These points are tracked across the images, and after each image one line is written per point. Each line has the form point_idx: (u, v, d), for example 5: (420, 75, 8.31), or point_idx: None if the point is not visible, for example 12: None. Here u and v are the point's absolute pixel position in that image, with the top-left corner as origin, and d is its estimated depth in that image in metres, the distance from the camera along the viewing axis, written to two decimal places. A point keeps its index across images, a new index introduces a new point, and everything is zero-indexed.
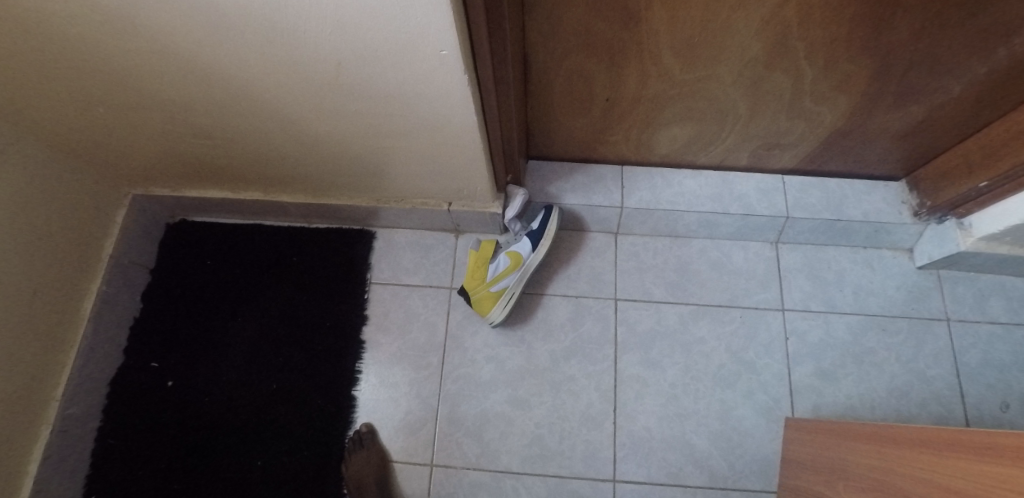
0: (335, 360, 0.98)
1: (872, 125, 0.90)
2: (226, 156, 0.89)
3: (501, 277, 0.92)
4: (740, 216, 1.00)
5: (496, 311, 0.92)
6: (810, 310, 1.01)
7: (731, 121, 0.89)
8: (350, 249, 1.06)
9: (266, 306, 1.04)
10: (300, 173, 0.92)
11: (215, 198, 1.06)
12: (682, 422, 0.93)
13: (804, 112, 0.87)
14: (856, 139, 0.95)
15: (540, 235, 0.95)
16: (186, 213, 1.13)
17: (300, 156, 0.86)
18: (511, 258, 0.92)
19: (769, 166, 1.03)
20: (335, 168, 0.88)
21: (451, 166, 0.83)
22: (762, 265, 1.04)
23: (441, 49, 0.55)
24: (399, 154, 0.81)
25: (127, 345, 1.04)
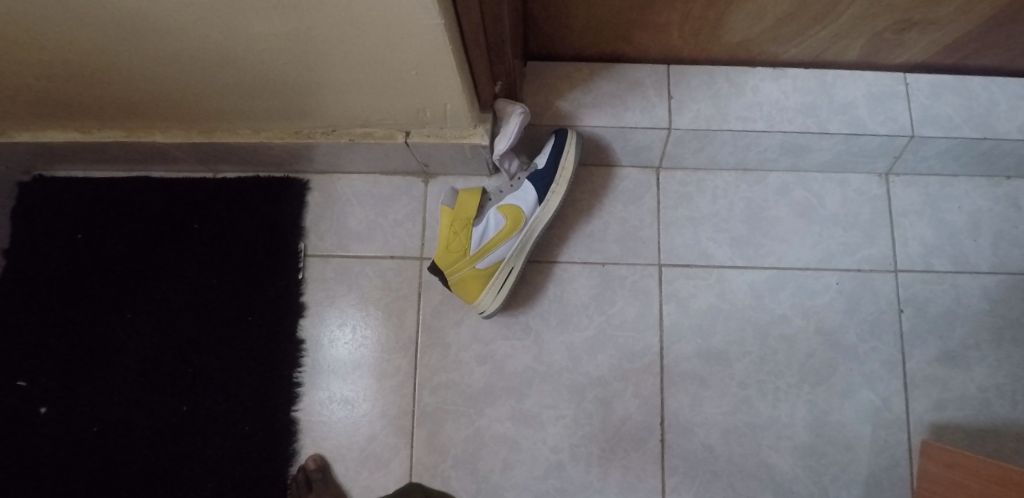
0: (265, 369, 0.69)
1: None
2: (26, 71, 0.53)
3: (494, 246, 0.61)
4: (845, 136, 0.67)
5: (488, 296, 0.64)
6: (932, 270, 0.71)
7: None
8: (272, 208, 0.73)
9: (164, 296, 0.73)
10: (166, 95, 0.56)
11: (60, 143, 0.68)
12: (756, 436, 0.66)
13: None
14: None
15: (550, 182, 0.64)
16: (39, 166, 0.77)
17: (148, 65, 0.50)
18: (507, 217, 0.62)
19: (889, 58, 0.69)
20: (216, 81, 0.53)
21: (401, 70, 0.48)
22: (866, 207, 0.72)
23: None
24: (312, 51, 0.45)
25: None
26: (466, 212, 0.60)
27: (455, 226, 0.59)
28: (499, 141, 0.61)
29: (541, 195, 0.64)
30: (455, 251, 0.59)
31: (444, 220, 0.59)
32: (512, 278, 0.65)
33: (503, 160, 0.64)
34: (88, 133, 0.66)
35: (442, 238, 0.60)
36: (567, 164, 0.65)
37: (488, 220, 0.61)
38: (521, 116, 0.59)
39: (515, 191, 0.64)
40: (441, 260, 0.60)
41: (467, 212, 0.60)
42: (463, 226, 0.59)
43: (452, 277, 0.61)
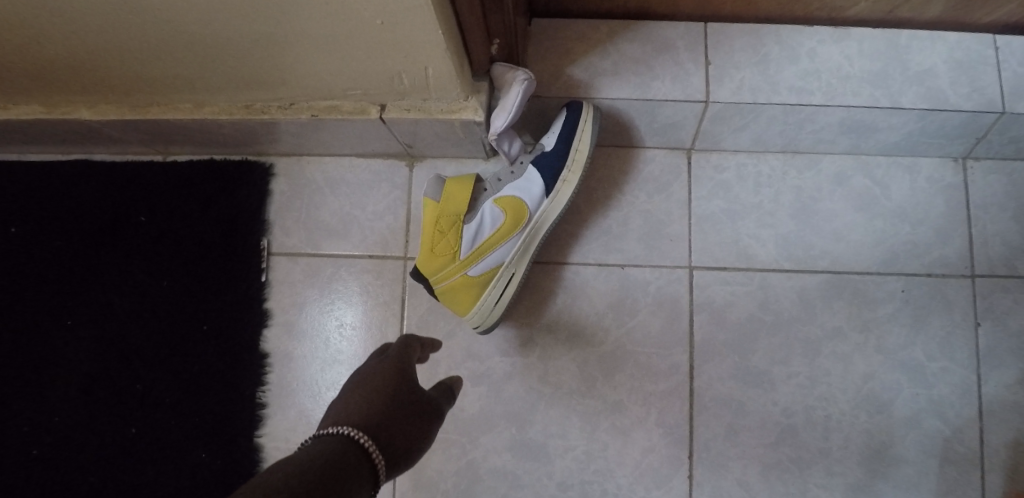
0: (223, 388, 0.59)
1: None
2: None
3: (490, 247, 0.51)
4: (922, 112, 0.55)
5: (484, 308, 0.53)
6: (1019, 275, 0.59)
7: None
8: (230, 198, 0.61)
9: (107, 301, 0.62)
10: (74, 60, 0.44)
11: None
12: (803, 473, 0.56)
13: None
14: None
15: (561, 167, 0.54)
16: None
17: (31, 16, 0.38)
18: (507, 211, 0.51)
19: (981, 13, 0.55)
20: (129, 42, 0.41)
21: (364, 21, 0.36)
22: (938, 199, 0.60)
23: None
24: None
25: None
26: (453, 206, 0.48)
27: (439, 222, 0.48)
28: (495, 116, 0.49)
29: (549, 183, 0.54)
30: (440, 253, 0.48)
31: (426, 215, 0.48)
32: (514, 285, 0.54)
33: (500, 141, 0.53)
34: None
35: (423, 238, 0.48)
36: (582, 144, 0.54)
37: (483, 214, 0.50)
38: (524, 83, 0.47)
39: (518, 178, 0.54)
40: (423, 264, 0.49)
41: (454, 205, 0.49)
42: (450, 223, 0.48)
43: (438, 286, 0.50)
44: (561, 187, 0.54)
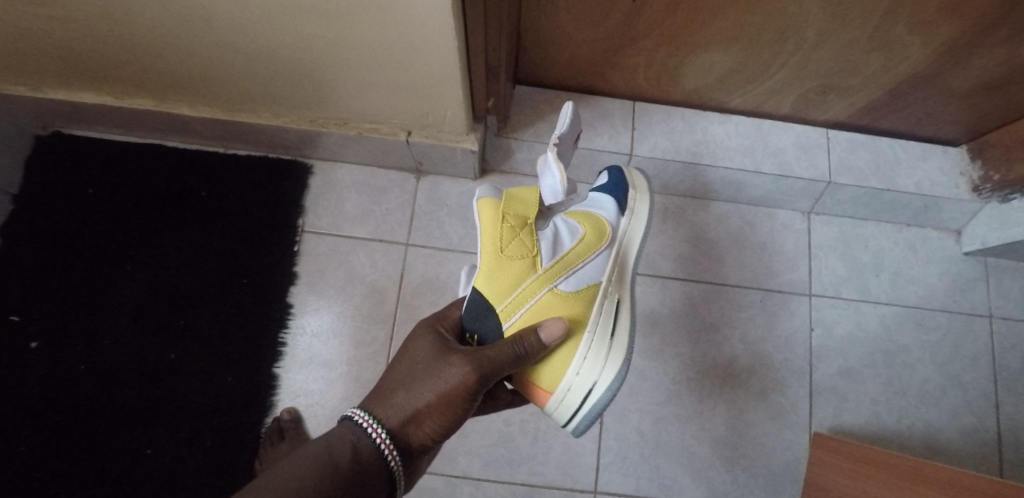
0: (253, 327, 0.76)
1: (958, 73, 0.70)
2: (76, 42, 0.60)
3: (572, 259, 0.56)
4: (775, 177, 0.80)
5: (580, 346, 0.53)
6: (841, 297, 0.84)
7: (789, 50, 0.67)
8: (277, 185, 0.81)
9: (164, 253, 0.80)
10: (198, 76, 0.65)
11: (92, 105, 0.75)
12: (681, 426, 0.77)
13: (888, 42, 0.64)
14: (933, 89, 0.75)
15: (623, 191, 0.65)
16: (60, 124, 0.83)
17: (188, 47, 0.58)
18: (586, 220, 0.59)
19: (816, 115, 0.82)
20: (258, 71, 0.62)
21: (410, 74, 0.58)
22: (790, 239, 0.85)
23: None
24: (348, 52, 0.55)
25: None
26: (520, 206, 0.54)
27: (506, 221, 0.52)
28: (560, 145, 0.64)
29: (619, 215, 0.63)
30: (507, 262, 0.51)
31: (493, 215, 0.53)
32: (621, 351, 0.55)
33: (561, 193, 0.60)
34: (117, 99, 0.74)
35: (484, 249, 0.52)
36: (638, 192, 0.66)
37: (559, 226, 0.58)
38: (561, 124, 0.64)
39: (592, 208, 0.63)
40: (484, 283, 0.51)
41: (519, 204, 0.54)
42: (514, 223, 0.53)
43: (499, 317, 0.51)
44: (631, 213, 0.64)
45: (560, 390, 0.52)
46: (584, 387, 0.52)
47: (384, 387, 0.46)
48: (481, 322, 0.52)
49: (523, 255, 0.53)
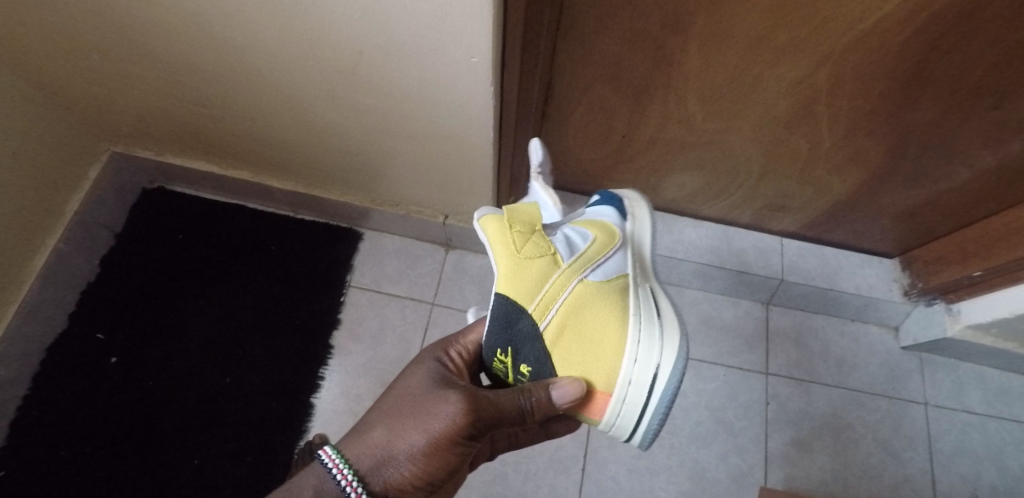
0: (298, 360, 0.95)
1: (876, 203, 0.94)
2: (221, 126, 0.90)
3: (592, 254, 0.58)
4: (736, 272, 1.00)
5: (629, 333, 0.52)
6: (793, 377, 1.00)
7: (742, 178, 0.91)
8: (333, 249, 1.06)
9: (235, 294, 1.02)
10: (291, 159, 0.94)
11: (202, 170, 1.04)
12: (652, 477, 0.90)
13: (816, 179, 0.89)
14: (858, 214, 0.97)
15: (619, 200, 0.70)
16: (165, 181, 1.10)
17: (295, 141, 0.88)
18: (594, 226, 0.62)
19: (774, 225, 1.03)
20: (335, 155, 0.89)
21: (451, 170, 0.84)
22: (749, 325, 1.04)
23: (472, 55, 0.58)
24: (404, 151, 0.82)
25: (74, 310, 0.98)
26: (524, 209, 0.58)
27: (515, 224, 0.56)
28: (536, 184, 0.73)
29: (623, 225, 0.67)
30: (523, 258, 0.54)
31: (499, 225, 0.57)
32: (676, 338, 0.52)
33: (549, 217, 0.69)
34: (225, 167, 1.03)
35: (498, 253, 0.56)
36: (636, 201, 0.71)
37: (568, 232, 0.61)
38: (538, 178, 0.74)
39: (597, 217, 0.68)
40: (507, 285, 0.54)
41: (522, 208, 0.58)
42: (520, 227, 0.56)
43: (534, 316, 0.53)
44: (632, 220, 0.68)
45: (620, 388, 0.51)
46: (647, 381, 0.50)
47: (370, 425, 0.51)
48: (515, 327, 0.54)
49: (539, 254, 0.55)
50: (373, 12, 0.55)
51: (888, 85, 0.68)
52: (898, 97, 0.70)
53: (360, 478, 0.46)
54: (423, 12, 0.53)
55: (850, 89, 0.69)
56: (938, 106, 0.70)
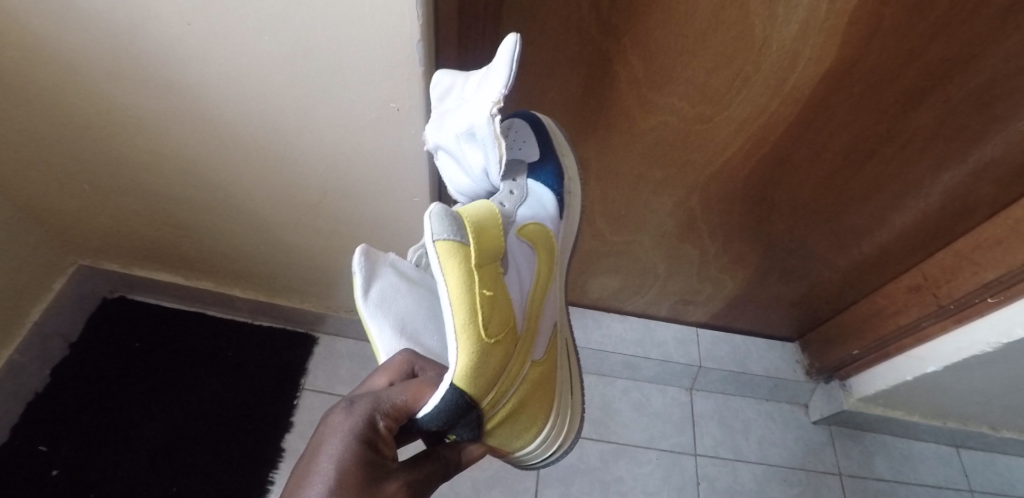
0: (245, 467, 1.09)
1: (766, 294, 1.16)
2: (189, 244, 1.08)
3: (530, 323, 0.65)
4: (660, 360, 1.15)
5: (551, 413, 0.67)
6: (720, 456, 1.11)
7: (652, 280, 1.13)
8: (288, 352, 1.24)
9: (185, 403, 1.17)
10: (247, 271, 1.13)
11: (167, 282, 1.22)
12: None
13: (712, 278, 1.12)
14: (753, 305, 1.19)
15: (561, 184, 0.75)
16: (127, 290, 1.27)
17: (251, 258, 1.08)
18: (540, 257, 0.71)
19: (690, 317, 1.21)
20: (286, 267, 1.09)
21: None
22: (677, 409, 1.16)
23: (414, 196, 0.85)
24: (342, 263, 1.05)
25: (18, 422, 1.11)
26: (483, 252, 0.57)
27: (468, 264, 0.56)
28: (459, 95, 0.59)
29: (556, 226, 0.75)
30: (490, 341, 0.54)
31: (461, 278, 0.54)
32: (572, 414, 0.73)
33: (480, 150, 0.60)
34: (186, 278, 1.20)
35: (460, 323, 0.53)
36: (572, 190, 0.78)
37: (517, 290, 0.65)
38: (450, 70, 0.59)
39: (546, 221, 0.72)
40: (472, 365, 0.52)
41: (484, 252, 0.57)
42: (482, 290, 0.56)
43: (485, 404, 0.55)
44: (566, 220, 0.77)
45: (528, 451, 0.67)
46: (546, 449, 0.68)
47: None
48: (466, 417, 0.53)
49: (500, 330, 0.57)
50: (338, 166, 0.81)
51: (742, 209, 0.98)
52: (752, 215, 0.99)
53: None
54: (379, 166, 0.80)
55: (716, 209, 0.98)
56: (784, 220, 1.00)
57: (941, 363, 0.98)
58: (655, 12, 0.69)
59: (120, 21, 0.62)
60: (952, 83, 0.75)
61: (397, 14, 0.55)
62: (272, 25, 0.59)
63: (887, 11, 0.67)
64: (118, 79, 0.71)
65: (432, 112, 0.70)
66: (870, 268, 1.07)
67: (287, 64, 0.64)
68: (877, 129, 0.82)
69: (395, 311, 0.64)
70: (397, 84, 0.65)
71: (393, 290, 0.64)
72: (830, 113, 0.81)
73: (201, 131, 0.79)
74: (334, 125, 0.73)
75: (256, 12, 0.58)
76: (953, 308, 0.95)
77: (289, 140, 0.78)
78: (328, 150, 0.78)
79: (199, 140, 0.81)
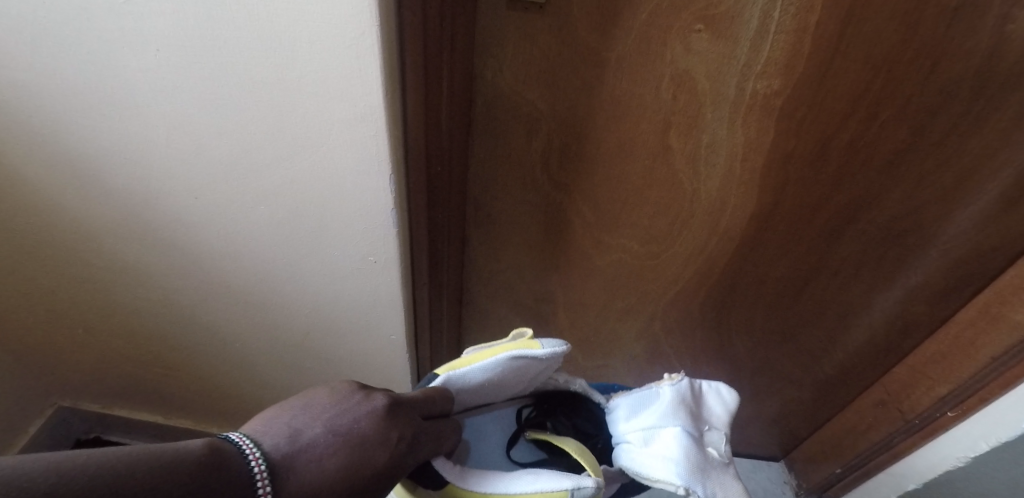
0: None
1: (743, 412, 1.21)
2: (172, 383, 1.13)
3: None
4: None
5: None
6: None
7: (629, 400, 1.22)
8: None
9: None
10: (227, 406, 1.16)
11: (146, 421, 1.25)
12: None
13: None
14: (732, 424, 1.25)
15: None
16: (101, 431, 1.30)
17: (232, 393, 1.12)
18: None
19: None
20: (265, 401, 1.13)
21: None
22: None
23: (392, 335, 0.91)
24: None
25: None
26: None
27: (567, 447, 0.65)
28: (705, 440, 0.64)
29: None
30: None
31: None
32: None
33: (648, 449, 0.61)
34: (165, 417, 1.24)
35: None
36: None
37: None
38: (720, 413, 0.69)
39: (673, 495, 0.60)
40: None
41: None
42: None
43: None
44: None
45: None
46: None
47: (301, 418, 0.43)
48: None
49: None
50: (320, 309, 0.88)
51: (701, 333, 1.07)
52: (714, 337, 1.07)
53: (275, 463, 0.39)
54: (358, 310, 0.87)
55: (677, 335, 1.07)
56: (745, 344, 1.08)
57: (920, 480, 0.98)
58: (594, 174, 0.85)
59: (140, 193, 0.74)
60: (863, 220, 0.86)
61: (374, 185, 0.67)
62: (269, 197, 0.71)
63: (791, 167, 0.80)
64: (128, 242, 0.82)
65: (407, 263, 0.79)
66: (837, 386, 1.12)
67: (279, 226, 0.75)
68: (808, 259, 0.92)
69: (500, 373, 0.63)
70: (375, 242, 0.75)
71: (516, 371, 0.64)
72: (764, 248, 0.92)
73: (194, 284, 0.88)
74: (316, 274, 0.82)
75: (258, 184, 0.70)
76: (919, 423, 0.97)
77: (277, 291, 0.86)
78: (311, 297, 0.86)
79: (188, 292, 0.90)
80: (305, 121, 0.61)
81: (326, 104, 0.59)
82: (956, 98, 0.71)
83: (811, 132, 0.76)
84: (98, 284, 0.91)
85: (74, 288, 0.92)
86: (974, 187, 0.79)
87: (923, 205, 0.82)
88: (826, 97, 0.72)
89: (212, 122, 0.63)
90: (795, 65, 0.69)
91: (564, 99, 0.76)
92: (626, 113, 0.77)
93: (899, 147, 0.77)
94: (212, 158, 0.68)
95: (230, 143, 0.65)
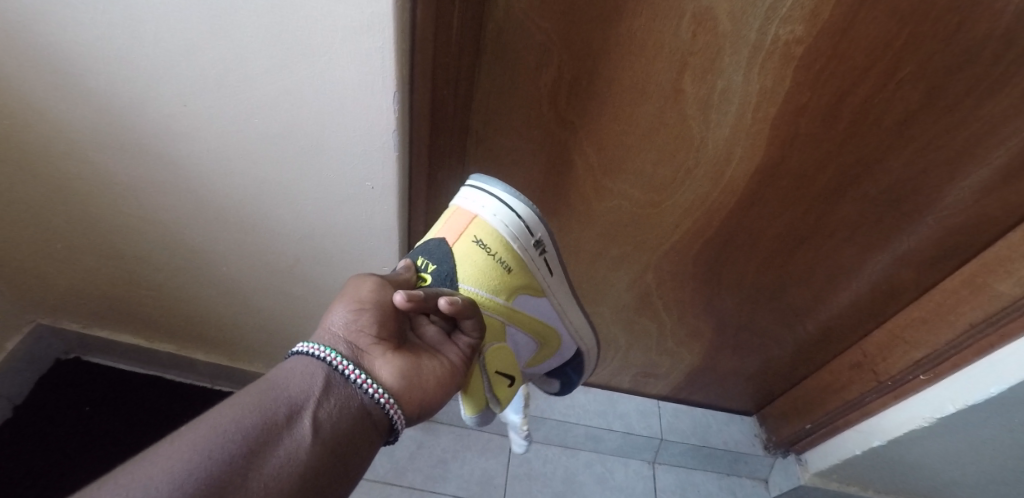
0: None
1: (723, 367, 1.25)
2: (156, 306, 1.11)
3: None
4: (622, 432, 1.29)
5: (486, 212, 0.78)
6: None
7: (613, 350, 1.25)
8: None
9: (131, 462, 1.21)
10: (213, 331, 1.16)
11: (128, 344, 1.24)
12: None
13: (670, 350, 1.23)
14: (710, 378, 1.29)
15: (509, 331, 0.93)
16: (82, 352, 1.29)
17: (218, 318, 1.11)
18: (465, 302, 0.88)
19: (649, 389, 1.34)
20: (251, 328, 1.13)
21: None
22: (639, 482, 1.30)
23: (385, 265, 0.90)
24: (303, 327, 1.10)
25: None
26: None
27: (485, 239, 0.74)
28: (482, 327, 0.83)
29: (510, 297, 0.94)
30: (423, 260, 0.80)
31: None
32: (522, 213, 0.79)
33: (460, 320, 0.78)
34: (148, 340, 1.23)
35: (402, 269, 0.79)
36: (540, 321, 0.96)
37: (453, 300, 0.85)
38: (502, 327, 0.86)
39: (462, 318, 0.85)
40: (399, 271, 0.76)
41: None
42: None
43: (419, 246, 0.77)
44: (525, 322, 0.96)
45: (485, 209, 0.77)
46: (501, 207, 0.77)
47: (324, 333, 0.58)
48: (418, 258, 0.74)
49: None
50: (311, 234, 0.86)
51: (690, 287, 1.08)
52: (702, 292, 1.09)
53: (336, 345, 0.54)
54: (352, 237, 0.86)
55: (666, 287, 1.09)
56: (732, 300, 1.10)
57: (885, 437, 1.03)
58: (602, 113, 0.82)
59: (123, 95, 0.69)
60: (864, 182, 0.86)
61: (377, 103, 0.64)
62: (263, 108, 0.68)
63: (802, 120, 0.79)
64: (110, 150, 0.78)
65: (403, 191, 0.77)
66: (816, 346, 1.15)
67: (273, 140, 0.72)
68: (806, 217, 0.92)
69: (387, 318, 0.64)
70: (373, 166, 0.73)
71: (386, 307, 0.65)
72: (763, 204, 0.91)
73: (180, 200, 0.85)
74: (310, 197, 0.80)
75: (253, 93, 0.66)
76: (891, 384, 1.01)
77: (267, 212, 0.84)
78: (303, 220, 0.84)
79: (174, 209, 0.87)
80: (304, 26, 0.57)
81: (329, 8, 0.55)
82: (977, 62, 0.69)
83: (827, 85, 0.74)
84: (76, 196, 0.87)
85: (52, 200, 0.89)
86: (980, 155, 0.78)
87: (926, 171, 0.82)
88: (849, 49, 0.69)
89: (202, 18, 0.58)
90: (821, 12, 0.66)
91: (579, 29, 0.72)
92: (641, 50, 0.74)
93: (912, 108, 0.75)
94: (204, 62, 0.63)
95: (224, 46, 0.61)
